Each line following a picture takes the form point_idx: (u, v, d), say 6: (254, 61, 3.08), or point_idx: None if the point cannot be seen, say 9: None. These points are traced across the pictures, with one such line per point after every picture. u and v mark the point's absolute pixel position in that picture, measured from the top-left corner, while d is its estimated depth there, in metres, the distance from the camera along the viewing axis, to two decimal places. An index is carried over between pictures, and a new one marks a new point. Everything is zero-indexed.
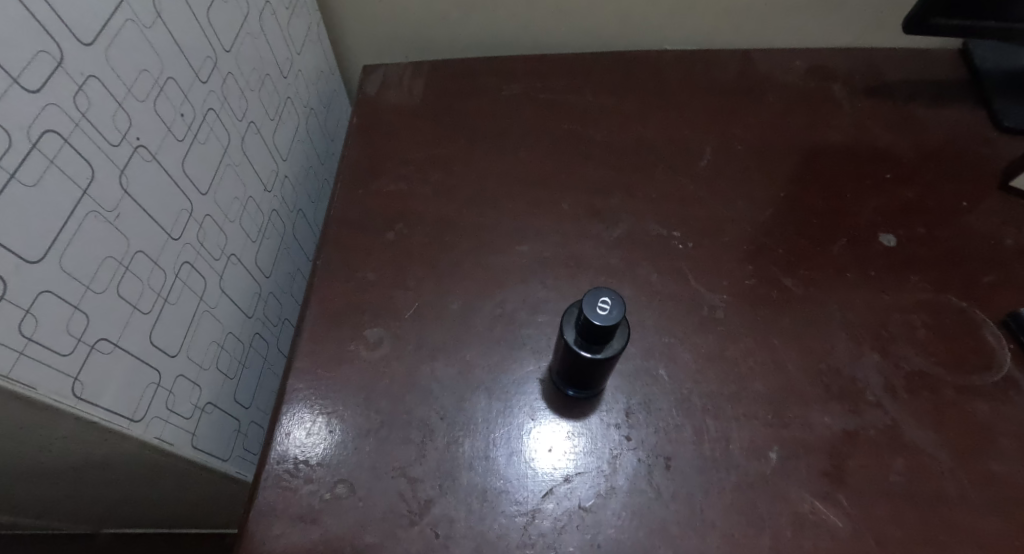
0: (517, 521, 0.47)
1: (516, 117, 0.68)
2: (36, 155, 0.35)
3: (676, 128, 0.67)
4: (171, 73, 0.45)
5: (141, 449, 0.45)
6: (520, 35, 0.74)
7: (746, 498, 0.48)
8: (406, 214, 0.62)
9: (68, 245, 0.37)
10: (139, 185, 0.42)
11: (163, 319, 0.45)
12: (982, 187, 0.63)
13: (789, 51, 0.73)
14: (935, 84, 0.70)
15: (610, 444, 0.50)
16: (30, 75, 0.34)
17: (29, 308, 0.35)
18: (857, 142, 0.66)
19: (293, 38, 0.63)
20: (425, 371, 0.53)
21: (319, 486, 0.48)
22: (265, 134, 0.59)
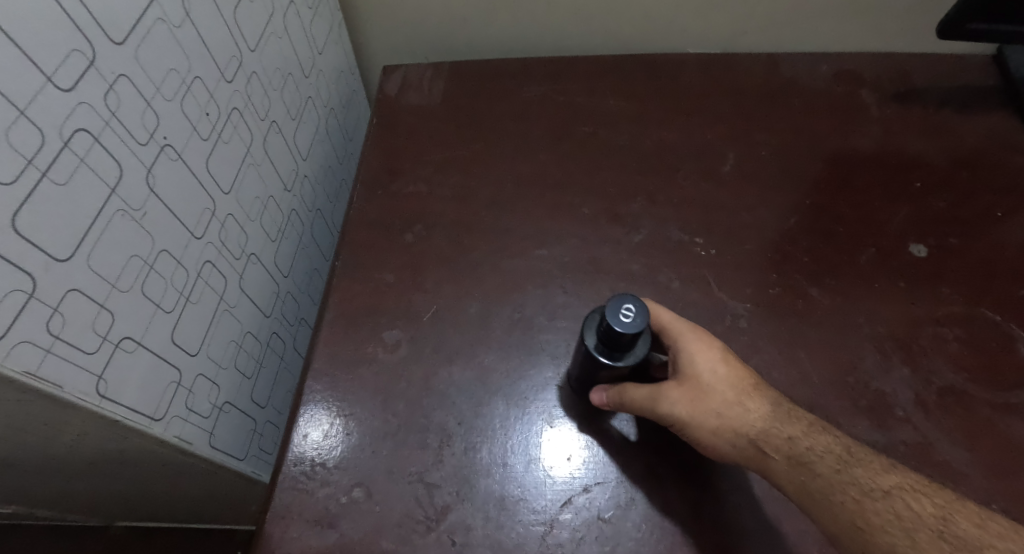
0: (534, 530, 0.46)
1: (537, 118, 0.68)
2: (67, 154, 0.34)
3: (699, 132, 0.66)
4: (198, 72, 0.44)
5: (160, 448, 0.45)
6: (541, 36, 0.74)
7: (771, 513, 0.47)
8: (426, 216, 0.61)
9: (97, 243, 0.37)
10: (165, 184, 0.42)
11: (184, 318, 0.45)
12: (1016, 197, 0.61)
13: (815, 56, 0.72)
14: (967, 90, 0.69)
15: (630, 453, 0.49)
16: (63, 74, 0.34)
17: (57, 307, 0.35)
18: (886, 149, 0.65)
19: (315, 38, 0.63)
20: (443, 375, 0.52)
21: (335, 489, 0.48)
22: (287, 133, 0.59)
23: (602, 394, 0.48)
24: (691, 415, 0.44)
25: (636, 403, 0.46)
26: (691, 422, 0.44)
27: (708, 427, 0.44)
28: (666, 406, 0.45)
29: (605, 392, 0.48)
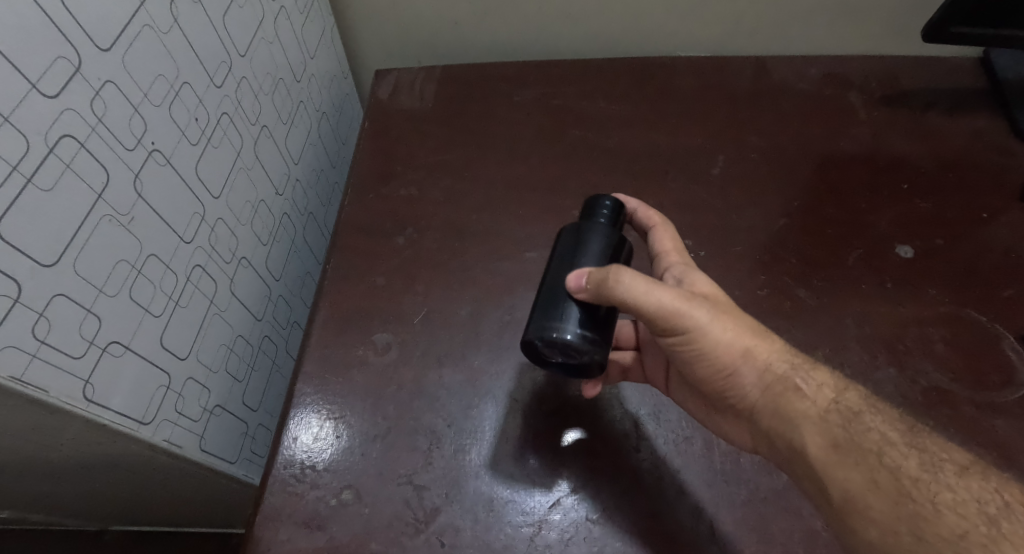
0: (523, 531, 0.46)
1: (527, 122, 0.68)
2: (52, 160, 0.35)
3: (689, 135, 0.67)
4: (187, 78, 0.45)
5: (149, 451, 0.45)
6: (532, 41, 0.74)
7: (758, 513, 0.47)
8: (416, 219, 0.61)
9: (83, 248, 0.37)
10: (152, 188, 0.42)
11: (173, 322, 0.45)
12: (1002, 199, 0.62)
13: (803, 59, 0.72)
14: (954, 92, 0.69)
15: (618, 454, 0.49)
16: (49, 81, 0.34)
17: (43, 311, 0.35)
18: (874, 151, 0.65)
19: (306, 43, 0.63)
20: (433, 377, 0.53)
21: (325, 491, 0.48)
22: (278, 137, 0.59)
23: (583, 274, 0.43)
24: (721, 324, 0.43)
25: (655, 300, 0.42)
26: (715, 330, 0.43)
27: (736, 341, 0.43)
28: (689, 308, 0.43)
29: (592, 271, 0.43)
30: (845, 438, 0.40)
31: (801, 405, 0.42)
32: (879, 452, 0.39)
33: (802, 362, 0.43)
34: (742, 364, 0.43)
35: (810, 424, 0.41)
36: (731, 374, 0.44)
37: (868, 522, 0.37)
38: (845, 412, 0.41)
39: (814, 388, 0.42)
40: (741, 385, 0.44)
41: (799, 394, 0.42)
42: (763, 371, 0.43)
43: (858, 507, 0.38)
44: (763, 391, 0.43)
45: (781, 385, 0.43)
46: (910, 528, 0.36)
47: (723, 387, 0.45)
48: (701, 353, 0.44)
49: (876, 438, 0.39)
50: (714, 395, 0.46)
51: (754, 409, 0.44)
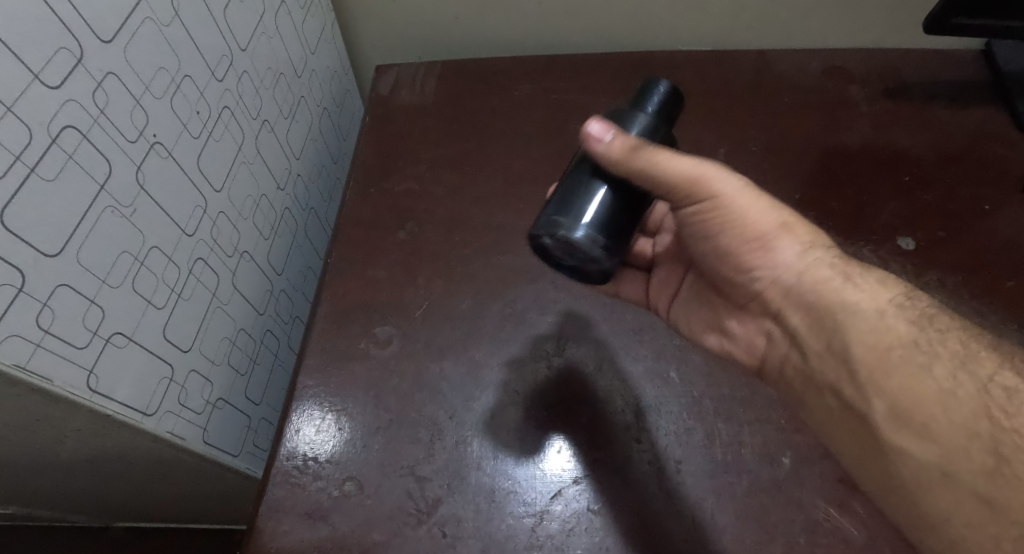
0: (524, 522, 0.46)
1: (528, 116, 0.68)
2: (55, 151, 0.35)
3: (690, 128, 0.67)
4: (188, 71, 0.45)
5: (153, 443, 0.45)
6: (533, 36, 0.74)
7: (758, 503, 0.47)
8: (418, 213, 0.62)
9: (87, 239, 0.37)
10: (155, 180, 0.42)
11: (176, 314, 0.45)
12: (1004, 191, 0.62)
13: (805, 52, 0.72)
14: (956, 84, 0.69)
15: (619, 446, 0.49)
16: (51, 72, 0.35)
17: (47, 301, 0.35)
18: (875, 144, 0.65)
19: (307, 38, 0.64)
20: (434, 370, 0.53)
21: (328, 482, 0.48)
22: (279, 132, 0.59)
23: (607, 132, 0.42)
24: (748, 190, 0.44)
25: (683, 157, 0.42)
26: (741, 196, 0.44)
27: (767, 212, 0.44)
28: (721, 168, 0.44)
29: (614, 137, 0.42)
30: (919, 342, 0.38)
31: (854, 298, 0.41)
32: (965, 359, 0.37)
33: (844, 257, 0.43)
34: (777, 235, 0.44)
35: (862, 321, 0.40)
36: (765, 246, 0.44)
37: (926, 435, 0.36)
38: (921, 316, 0.39)
39: (878, 287, 0.41)
40: (777, 264, 0.44)
41: (851, 285, 0.41)
42: (803, 247, 0.43)
43: (917, 420, 0.36)
44: (800, 273, 0.43)
45: (820, 269, 0.43)
46: (989, 447, 0.34)
47: (753, 264, 0.45)
48: (728, 219, 0.44)
49: (954, 346, 0.37)
50: (739, 281, 0.47)
51: (787, 294, 0.44)
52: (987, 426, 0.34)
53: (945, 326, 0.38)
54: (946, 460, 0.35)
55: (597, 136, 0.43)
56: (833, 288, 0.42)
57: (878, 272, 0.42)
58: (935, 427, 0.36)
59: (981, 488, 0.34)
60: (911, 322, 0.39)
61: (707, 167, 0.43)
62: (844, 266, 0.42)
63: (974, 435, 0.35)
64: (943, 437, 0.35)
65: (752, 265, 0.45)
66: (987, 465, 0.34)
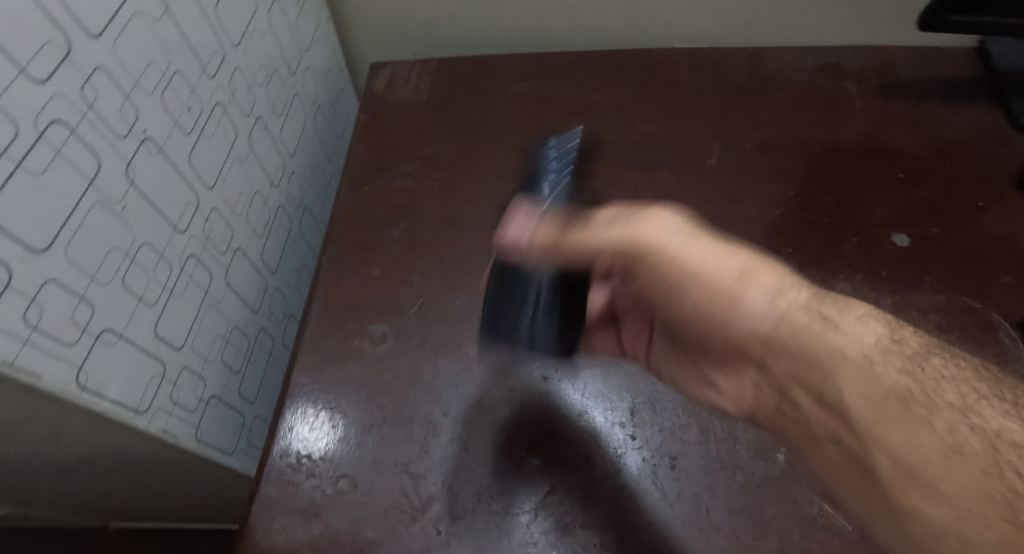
0: (519, 519, 0.46)
1: (523, 113, 0.68)
2: (42, 146, 0.35)
3: (685, 125, 0.67)
4: (179, 67, 0.45)
5: (146, 441, 0.45)
6: (528, 33, 0.74)
7: (753, 499, 0.47)
8: (412, 210, 0.61)
9: (75, 235, 0.37)
10: (145, 177, 0.42)
11: (168, 312, 0.45)
12: (997, 187, 0.62)
13: (800, 49, 0.72)
14: (950, 81, 0.69)
15: (614, 442, 0.49)
16: (38, 65, 0.34)
17: (35, 298, 0.35)
18: (871, 141, 0.65)
19: (301, 35, 0.64)
20: (428, 367, 0.53)
21: (321, 480, 0.48)
22: (273, 129, 0.59)
23: (521, 237, 0.47)
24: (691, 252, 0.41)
25: (610, 231, 0.42)
26: (691, 258, 0.41)
27: (724, 265, 0.41)
28: (661, 224, 0.42)
29: (536, 232, 0.46)
30: (916, 392, 0.34)
31: (838, 343, 0.36)
32: (965, 410, 0.33)
33: (819, 294, 0.39)
34: (741, 285, 0.40)
35: (849, 369, 0.36)
36: (732, 303, 0.40)
37: (936, 497, 0.32)
38: (913, 360, 0.35)
39: (859, 328, 0.36)
40: (749, 314, 0.40)
41: (832, 327, 0.37)
42: (772, 294, 0.39)
43: (925, 479, 0.32)
44: (776, 324, 0.39)
45: (796, 315, 0.38)
46: (1007, 512, 0.30)
47: (724, 318, 0.41)
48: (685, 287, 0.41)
49: (953, 398, 0.34)
50: (717, 334, 0.42)
51: (767, 345, 0.40)
52: (1000, 485, 0.31)
53: (939, 372, 0.34)
54: (959, 525, 0.31)
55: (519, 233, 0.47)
56: (812, 334, 0.37)
57: (860, 307, 0.38)
58: (943, 487, 0.32)
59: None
60: (902, 369, 0.35)
61: (645, 231, 0.41)
62: (820, 306, 0.38)
63: (989, 499, 0.31)
64: (956, 499, 0.31)
65: (727, 320, 0.41)
66: (1003, 531, 0.30)
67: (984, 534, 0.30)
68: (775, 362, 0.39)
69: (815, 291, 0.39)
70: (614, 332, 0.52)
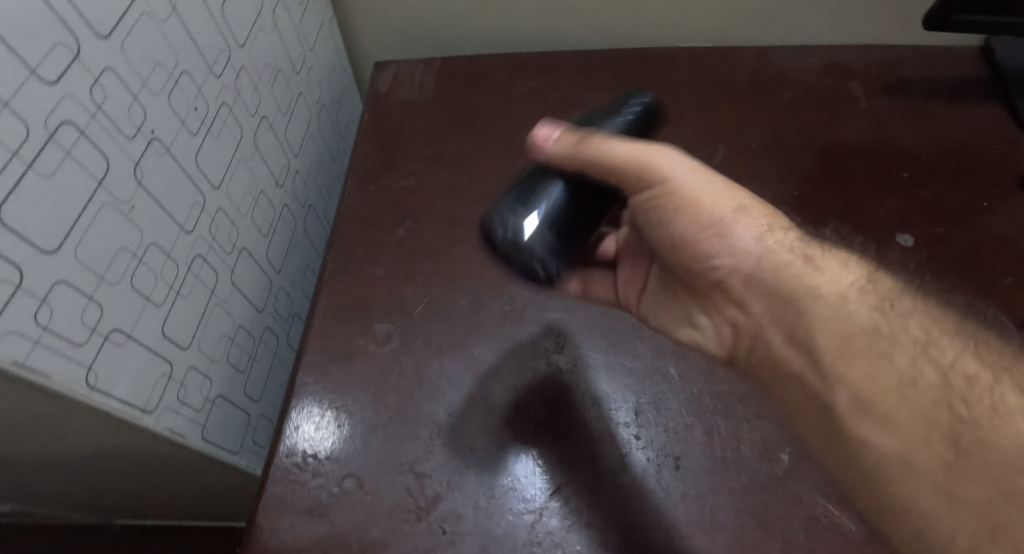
0: (524, 519, 0.46)
1: (527, 112, 0.68)
2: (52, 147, 0.35)
3: (689, 125, 0.67)
4: (186, 67, 0.45)
5: (153, 440, 0.45)
6: (532, 32, 0.74)
7: (757, 499, 0.47)
8: (417, 210, 0.62)
9: (84, 235, 0.37)
10: (152, 177, 0.42)
11: (175, 312, 0.45)
12: (1002, 187, 0.62)
13: (804, 49, 0.72)
14: (954, 81, 0.69)
15: (618, 442, 0.49)
16: (48, 67, 0.34)
17: (45, 298, 0.35)
18: (875, 140, 0.65)
19: (306, 34, 0.64)
20: (433, 367, 0.53)
21: (327, 479, 0.48)
22: (278, 128, 0.59)
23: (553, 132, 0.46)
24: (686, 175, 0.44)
25: (632, 140, 0.44)
26: (690, 181, 0.44)
27: (720, 198, 0.45)
28: (673, 153, 0.44)
29: (547, 206, 0.44)
30: (883, 329, 0.39)
31: (818, 281, 0.41)
32: (926, 344, 0.38)
33: (804, 240, 0.44)
34: (734, 217, 0.44)
35: (823, 305, 0.41)
36: (720, 231, 0.44)
37: (888, 425, 0.37)
38: (881, 298, 0.41)
39: (840, 270, 0.42)
40: (735, 247, 0.44)
41: (816, 267, 0.42)
42: (760, 231, 0.44)
43: (881, 406, 0.37)
44: (758, 260, 0.43)
45: (779, 253, 0.43)
46: (950, 439, 0.35)
47: (705, 240, 0.44)
48: (681, 207, 0.44)
49: (916, 333, 0.39)
50: (698, 270, 0.46)
51: (748, 280, 0.44)
52: (947, 413, 0.36)
53: (906, 309, 0.40)
54: (908, 451, 0.36)
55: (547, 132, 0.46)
56: (793, 271, 0.42)
57: (839, 254, 0.43)
58: (896, 414, 0.37)
59: (943, 482, 0.35)
60: (874, 306, 0.40)
61: (661, 149, 0.44)
62: (804, 248, 0.43)
63: (933, 424, 0.36)
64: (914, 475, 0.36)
65: (712, 252, 0.44)
66: (945, 457, 0.35)
67: (929, 459, 0.35)
68: (753, 301, 0.44)
69: (802, 237, 0.44)
70: (612, 275, 0.55)
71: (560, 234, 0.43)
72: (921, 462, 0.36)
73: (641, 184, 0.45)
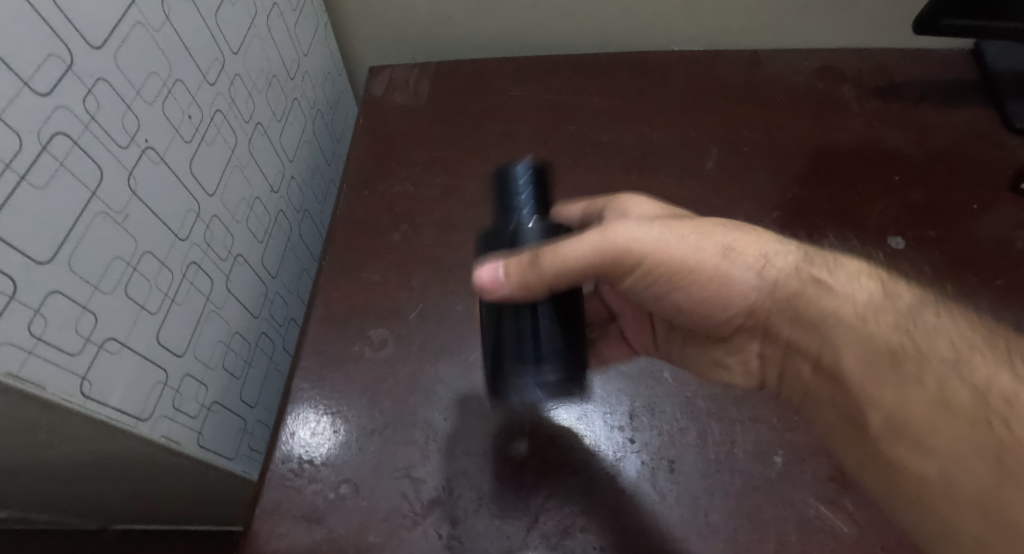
0: (520, 523, 0.47)
1: (522, 117, 0.68)
2: (46, 157, 0.35)
3: (683, 128, 0.67)
4: (179, 75, 0.45)
5: (148, 447, 0.45)
6: (526, 36, 0.74)
7: (751, 501, 0.47)
8: (411, 215, 0.62)
9: (78, 245, 0.37)
10: (147, 186, 0.42)
11: (169, 320, 0.45)
12: (992, 189, 0.62)
13: (797, 52, 0.73)
14: (945, 84, 0.70)
15: (613, 446, 0.49)
16: (40, 78, 0.34)
17: (39, 308, 0.35)
18: (867, 143, 0.66)
19: (299, 39, 0.64)
20: (429, 372, 0.53)
21: (323, 485, 0.48)
22: (272, 134, 0.59)
23: (499, 271, 0.40)
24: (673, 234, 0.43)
25: (587, 235, 0.42)
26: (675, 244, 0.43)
27: (703, 246, 0.44)
28: (633, 227, 0.43)
29: (508, 262, 0.40)
30: (909, 348, 0.38)
31: (832, 305, 0.41)
32: (958, 363, 0.37)
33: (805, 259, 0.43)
34: (727, 264, 0.44)
35: (845, 329, 0.41)
36: (723, 277, 0.44)
37: (922, 449, 0.37)
38: (903, 315, 0.39)
39: (851, 288, 0.41)
40: (744, 290, 0.44)
41: (825, 290, 0.42)
42: (760, 267, 0.44)
43: (915, 419, 0.37)
44: (771, 293, 0.44)
45: (788, 283, 0.43)
46: (991, 466, 0.34)
47: (716, 295, 0.45)
48: (665, 273, 0.44)
49: (946, 352, 0.37)
50: (714, 314, 0.47)
51: (763, 310, 0.45)
52: (991, 437, 0.34)
53: (932, 325, 0.38)
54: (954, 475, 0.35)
55: (495, 283, 0.40)
56: (811, 301, 0.42)
57: (849, 269, 0.42)
58: (930, 439, 0.36)
59: (983, 507, 0.34)
60: (894, 325, 0.39)
61: (619, 230, 0.42)
62: (809, 270, 0.43)
63: (979, 450, 0.34)
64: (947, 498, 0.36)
65: (722, 297, 0.45)
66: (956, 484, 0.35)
67: (971, 486, 0.34)
68: (782, 326, 0.45)
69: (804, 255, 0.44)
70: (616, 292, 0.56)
71: (563, 318, 0.43)
72: (963, 489, 0.35)
73: (618, 275, 0.44)
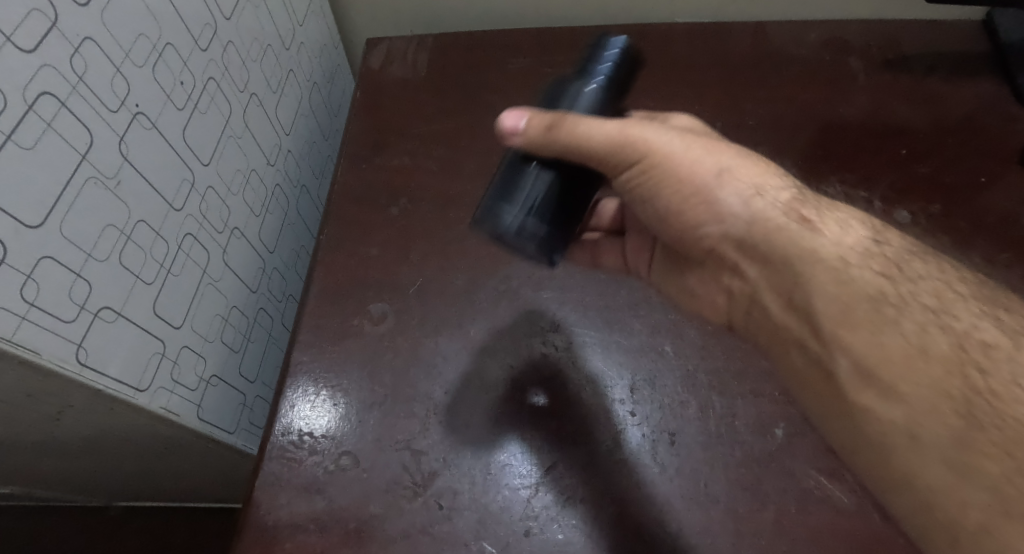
0: (520, 494, 0.46)
1: (523, 89, 0.67)
2: (32, 118, 0.34)
3: (686, 101, 0.66)
4: (169, 39, 0.44)
5: (147, 419, 0.45)
6: (528, 8, 0.73)
7: (752, 473, 0.47)
8: (409, 189, 0.61)
9: (69, 209, 0.37)
10: (139, 151, 0.42)
11: (166, 290, 0.45)
12: (1002, 163, 0.61)
13: (804, 24, 0.71)
14: (954, 56, 0.68)
15: (614, 418, 0.49)
16: (24, 35, 0.34)
17: (31, 273, 0.34)
18: (873, 116, 0.65)
19: (294, 9, 0.63)
20: (429, 346, 0.53)
21: (324, 457, 0.48)
22: (268, 106, 0.58)
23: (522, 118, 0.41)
24: (684, 145, 0.42)
25: (607, 122, 0.40)
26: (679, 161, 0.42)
27: (703, 160, 0.42)
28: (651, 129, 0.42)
29: (533, 115, 0.41)
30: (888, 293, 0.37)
31: (815, 243, 0.39)
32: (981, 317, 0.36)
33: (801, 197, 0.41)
34: (717, 184, 0.41)
35: (824, 270, 0.38)
36: (705, 198, 0.41)
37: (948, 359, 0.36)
38: (889, 263, 0.38)
39: (840, 232, 0.39)
40: (723, 215, 0.41)
41: (815, 232, 0.39)
42: (748, 194, 0.41)
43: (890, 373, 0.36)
44: (749, 222, 0.41)
45: (770, 215, 0.40)
46: None
47: (691, 214, 0.42)
48: (662, 184, 0.42)
49: (935, 300, 0.36)
50: (691, 237, 0.44)
51: (743, 243, 0.41)
52: (1005, 378, 0.33)
53: (917, 273, 0.38)
54: None
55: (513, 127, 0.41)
56: (790, 234, 0.39)
57: (839, 215, 0.40)
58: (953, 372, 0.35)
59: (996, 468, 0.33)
60: (877, 271, 0.38)
61: (639, 124, 0.41)
62: (799, 209, 0.40)
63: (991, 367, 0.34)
64: None
65: (698, 221, 0.42)
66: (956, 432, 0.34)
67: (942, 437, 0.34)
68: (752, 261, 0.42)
69: (798, 194, 0.41)
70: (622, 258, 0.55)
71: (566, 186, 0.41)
72: None
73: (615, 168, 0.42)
